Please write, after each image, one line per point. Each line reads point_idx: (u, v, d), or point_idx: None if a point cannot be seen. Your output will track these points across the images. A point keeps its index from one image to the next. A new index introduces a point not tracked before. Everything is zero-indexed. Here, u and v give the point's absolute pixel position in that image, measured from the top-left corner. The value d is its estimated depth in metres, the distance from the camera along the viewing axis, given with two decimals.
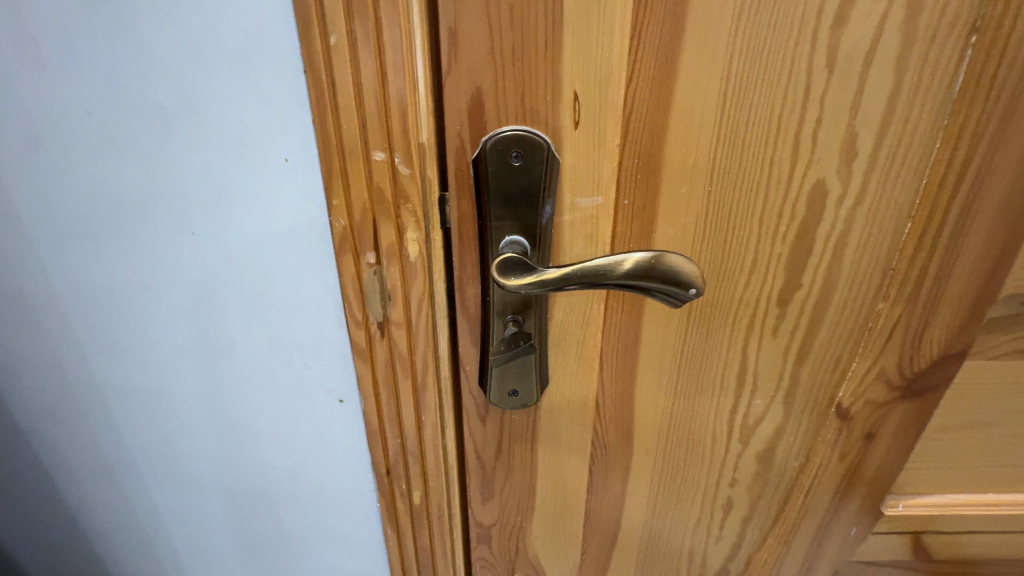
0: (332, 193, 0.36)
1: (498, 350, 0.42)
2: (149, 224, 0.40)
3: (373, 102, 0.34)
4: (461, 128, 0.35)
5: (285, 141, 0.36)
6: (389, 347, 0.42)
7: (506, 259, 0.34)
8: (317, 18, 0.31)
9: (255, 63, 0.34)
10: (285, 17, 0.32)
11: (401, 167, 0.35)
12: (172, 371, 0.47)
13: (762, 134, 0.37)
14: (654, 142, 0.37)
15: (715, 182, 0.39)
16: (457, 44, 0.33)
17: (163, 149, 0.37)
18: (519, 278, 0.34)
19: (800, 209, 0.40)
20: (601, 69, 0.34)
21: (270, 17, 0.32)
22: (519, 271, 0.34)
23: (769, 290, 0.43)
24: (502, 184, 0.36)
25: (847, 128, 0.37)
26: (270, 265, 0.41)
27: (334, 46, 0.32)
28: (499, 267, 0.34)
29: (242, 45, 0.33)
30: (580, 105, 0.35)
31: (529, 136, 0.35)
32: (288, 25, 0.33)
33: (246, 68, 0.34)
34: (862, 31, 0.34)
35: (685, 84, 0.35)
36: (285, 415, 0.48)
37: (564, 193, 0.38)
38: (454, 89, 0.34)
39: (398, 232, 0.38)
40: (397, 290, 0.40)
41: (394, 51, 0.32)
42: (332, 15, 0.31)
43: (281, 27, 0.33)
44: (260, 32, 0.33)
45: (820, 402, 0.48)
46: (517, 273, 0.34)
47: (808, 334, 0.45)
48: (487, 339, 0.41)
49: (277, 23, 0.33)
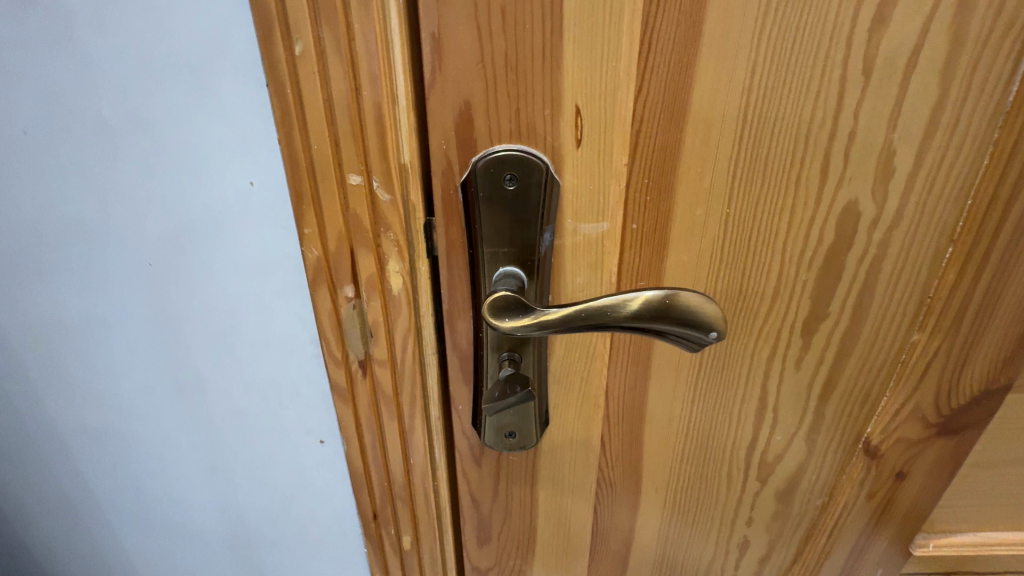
0: (303, 219, 0.32)
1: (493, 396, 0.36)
2: (102, 254, 0.36)
3: (347, 120, 0.30)
4: (448, 146, 0.31)
5: (248, 162, 0.32)
6: (372, 387, 0.38)
7: (501, 297, 0.30)
8: (277, 23, 0.27)
9: (211, 75, 0.30)
10: (241, 23, 0.28)
11: (380, 192, 0.31)
12: (137, 411, 0.43)
13: (788, 150, 0.33)
14: (667, 160, 0.33)
15: (734, 203, 0.35)
16: (441, 52, 0.29)
17: (112, 171, 0.33)
18: (514, 318, 0.29)
19: (829, 231, 0.36)
20: (609, 79, 0.30)
21: (226, 23, 0.28)
22: (515, 310, 0.30)
23: (792, 319, 0.39)
24: (494, 208, 0.32)
25: (884, 142, 0.33)
26: (240, 300, 0.37)
27: (300, 56, 0.28)
28: (491, 305, 0.30)
29: (195, 55, 0.29)
30: (582, 119, 0.30)
31: (525, 156, 0.31)
32: (244, 32, 0.29)
33: (202, 80, 0.30)
34: (902, 34, 0.30)
35: (702, 94, 0.31)
36: (262, 454, 0.44)
37: (566, 219, 0.33)
38: (439, 103, 0.30)
39: (379, 263, 0.33)
40: (380, 326, 0.36)
41: (368, 60, 0.28)
42: (296, 21, 0.27)
43: (239, 35, 0.29)
44: (214, 42, 0.29)
45: (847, 438, 0.44)
46: (513, 313, 0.30)
47: (834, 366, 0.41)
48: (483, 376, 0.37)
49: (232, 29, 0.28)
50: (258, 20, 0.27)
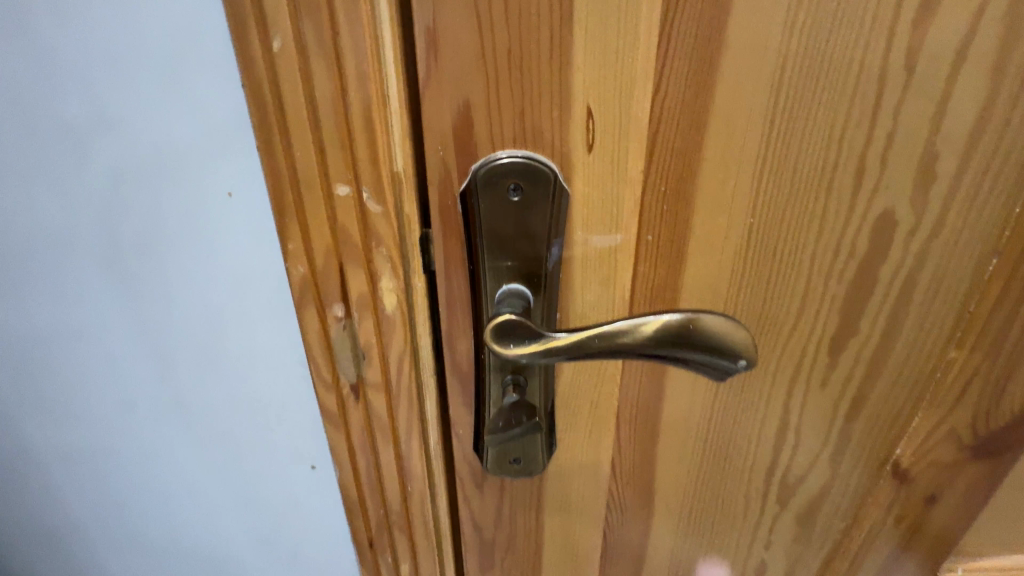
0: (286, 233, 0.29)
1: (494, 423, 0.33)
2: (74, 270, 0.34)
3: (332, 124, 0.27)
4: (445, 152, 0.28)
5: (225, 170, 0.29)
6: (366, 411, 0.35)
7: (504, 320, 0.27)
8: (251, 16, 0.24)
9: (181, 75, 0.27)
10: (212, 16, 0.25)
11: (371, 203, 0.28)
12: (117, 434, 0.41)
13: (820, 154, 0.30)
14: (686, 165, 0.30)
15: (759, 212, 0.32)
16: (437, 47, 0.25)
17: (78, 182, 0.30)
18: (519, 343, 0.26)
19: (862, 242, 0.33)
20: (625, 77, 0.27)
21: (194, 17, 0.25)
22: (521, 335, 0.27)
23: (819, 335, 0.36)
24: (496, 221, 0.29)
25: (926, 145, 0.30)
26: (222, 319, 0.34)
27: (278, 52, 0.25)
28: (494, 330, 0.27)
29: (162, 53, 0.26)
30: (594, 120, 0.27)
31: (530, 163, 0.28)
32: (217, 28, 0.26)
33: (170, 81, 0.27)
34: (951, 25, 0.27)
35: (727, 93, 0.28)
36: (250, 478, 0.41)
37: (576, 231, 0.30)
38: (435, 105, 0.27)
39: (371, 280, 0.31)
40: (373, 347, 0.33)
41: (355, 58, 0.25)
42: (273, 13, 0.24)
43: (210, 29, 0.26)
44: (182, 37, 0.26)
45: (874, 460, 0.41)
46: (518, 337, 0.27)
47: (863, 385, 0.38)
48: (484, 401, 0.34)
49: (203, 23, 0.26)
50: (231, 12, 0.24)
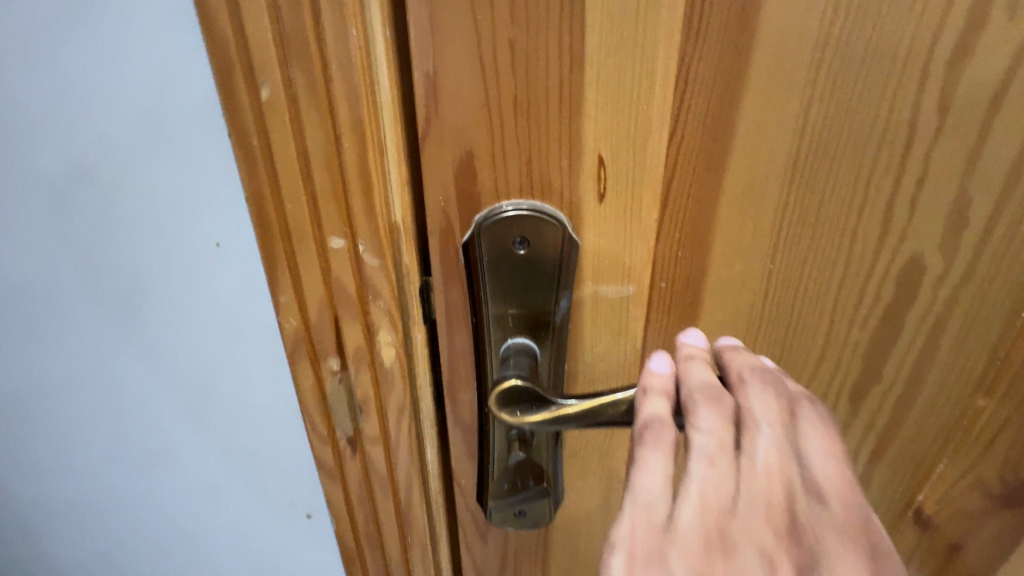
0: (278, 286, 0.28)
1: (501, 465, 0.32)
2: (54, 319, 0.32)
3: (326, 175, 0.25)
4: (446, 202, 0.26)
5: (213, 219, 0.28)
6: (364, 464, 0.33)
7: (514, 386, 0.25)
8: (239, 64, 0.23)
9: (167, 123, 0.25)
10: (199, 64, 0.24)
11: (367, 256, 0.27)
12: (102, 484, 0.39)
13: (845, 199, 0.28)
14: (703, 211, 0.28)
15: (779, 258, 0.30)
16: (437, 95, 0.24)
17: (60, 229, 0.29)
18: (527, 412, 0.26)
19: (888, 289, 0.31)
20: (639, 124, 0.25)
21: (181, 65, 0.24)
22: (528, 401, 0.26)
23: (840, 382, 0.34)
24: (501, 273, 0.27)
25: (958, 191, 0.28)
26: (210, 368, 0.33)
27: (268, 102, 0.23)
28: (500, 397, 0.26)
29: (147, 101, 0.25)
30: (606, 169, 0.26)
31: (538, 214, 0.26)
32: (202, 75, 0.24)
33: (156, 129, 0.26)
34: (987, 68, 0.25)
35: (746, 138, 0.27)
36: (243, 527, 0.40)
37: (585, 282, 0.28)
38: (435, 154, 0.25)
39: (368, 333, 0.29)
40: (370, 400, 0.31)
41: (350, 107, 0.23)
42: (262, 61, 0.23)
43: (198, 77, 0.24)
44: (167, 85, 0.25)
45: (895, 506, 0.39)
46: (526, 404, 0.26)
47: (885, 432, 0.36)
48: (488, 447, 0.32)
49: (185, 70, 0.24)
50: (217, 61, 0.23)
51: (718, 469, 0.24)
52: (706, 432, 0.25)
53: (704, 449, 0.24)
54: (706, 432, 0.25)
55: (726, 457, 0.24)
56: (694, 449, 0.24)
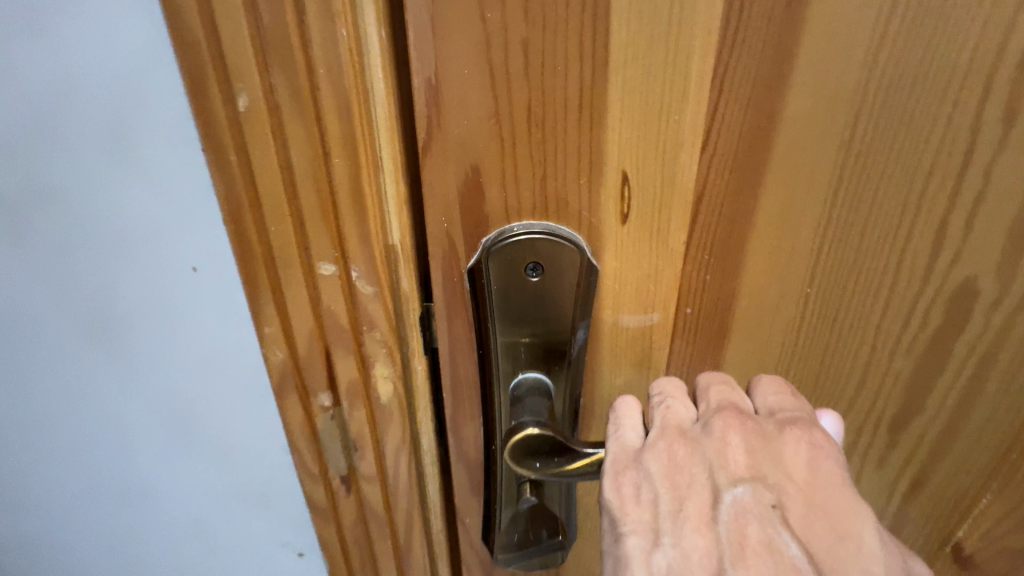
0: (262, 316, 0.25)
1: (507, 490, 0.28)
2: (16, 351, 0.29)
3: (313, 195, 0.22)
4: (450, 224, 0.23)
5: (187, 242, 0.25)
6: (359, 504, 0.31)
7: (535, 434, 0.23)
8: (214, 72, 0.20)
9: (135, 136, 0.23)
10: (170, 71, 0.21)
11: (361, 284, 0.24)
12: (77, 525, 0.36)
13: (894, 218, 0.25)
14: (735, 232, 0.25)
15: (816, 282, 0.27)
16: (440, 104, 0.21)
17: (19, 254, 0.26)
18: (548, 463, 0.23)
19: (936, 315, 0.28)
20: (668, 136, 0.22)
21: (149, 72, 0.21)
22: (548, 451, 0.23)
23: (879, 413, 0.31)
24: (511, 302, 0.24)
25: (1020, 209, 0.25)
26: (189, 403, 0.30)
27: (246, 113, 0.21)
28: (517, 448, 0.23)
29: (113, 112, 0.22)
30: (630, 186, 0.23)
31: (553, 237, 0.23)
32: (170, 84, 0.22)
33: (123, 143, 0.23)
34: None
35: (785, 151, 0.24)
36: (229, 566, 0.37)
37: (604, 310, 0.25)
38: (437, 170, 0.22)
39: (362, 367, 0.26)
40: (365, 437, 0.28)
41: (339, 118, 0.20)
42: (239, 67, 0.20)
43: (168, 86, 0.22)
44: (134, 95, 0.22)
45: (932, 541, 0.36)
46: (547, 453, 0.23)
47: (925, 465, 0.33)
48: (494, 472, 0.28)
49: (152, 79, 0.22)
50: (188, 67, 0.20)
51: (675, 418, 0.24)
52: (665, 391, 0.25)
53: (661, 403, 0.25)
54: (664, 391, 0.25)
55: (681, 404, 0.25)
56: (653, 406, 0.25)
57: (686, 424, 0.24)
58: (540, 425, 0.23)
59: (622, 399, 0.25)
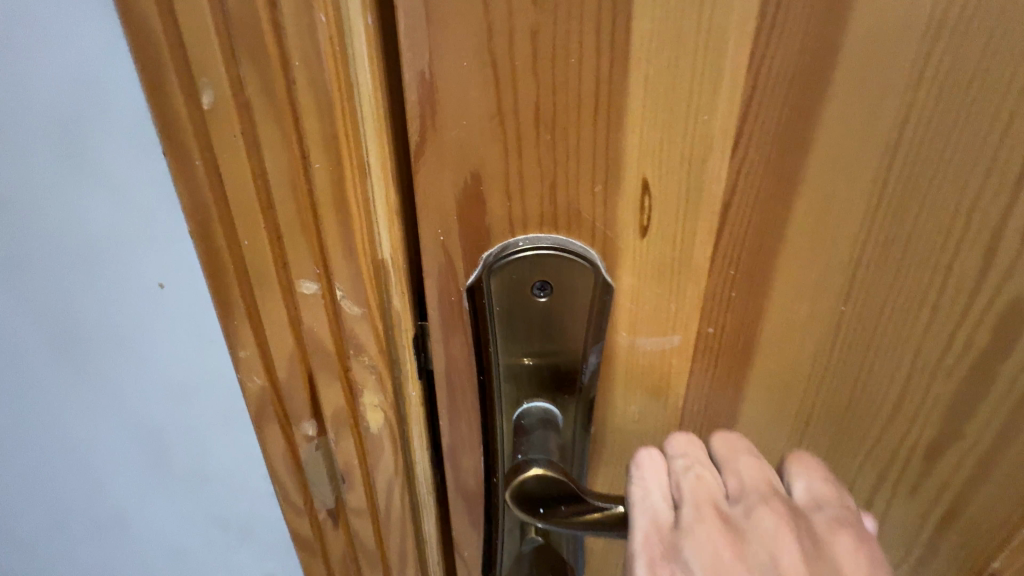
0: (237, 339, 0.22)
1: (510, 530, 0.26)
2: None
3: (290, 206, 0.19)
4: (446, 238, 0.21)
5: (152, 258, 0.22)
6: (349, 536, 0.28)
7: (541, 476, 0.21)
8: (176, 66, 0.18)
9: (88, 141, 0.20)
10: (123, 67, 0.19)
11: (347, 305, 0.21)
12: (43, 558, 0.33)
13: (942, 230, 0.23)
14: (765, 244, 0.23)
15: (853, 299, 0.24)
16: (435, 101, 0.18)
17: None
18: (553, 512, 0.20)
19: (983, 336, 0.25)
20: (695, 139, 0.19)
21: (101, 69, 0.19)
22: (554, 495, 0.21)
23: (914, 440, 0.29)
24: (515, 326, 0.22)
25: None
26: (161, 429, 0.27)
27: (213, 113, 0.18)
28: (519, 493, 0.21)
29: (61, 114, 0.20)
30: (651, 195, 0.20)
31: (563, 254, 0.21)
32: (126, 81, 0.19)
33: (75, 148, 0.20)
34: None
35: (823, 155, 0.21)
36: None
37: (619, 332, 0.23)
38: (431, 177, 0.19)
39: (350, 395, 0.24)
40: (354, 468, 0.26)
41: (319, 118, 0.18)
42: (203, 60, 0.17)
43: (121, 84, 0.19)
44: (85, 94, 0.19)
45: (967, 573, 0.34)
46: (552, 500, 0.21)
47: (964, 496, 0.30)
48: (495, 510, 0.26)
49: (105, 74, 0.19)
50: (145, 58, 0.18)
51: (705, 489, 0.22)
52: (687, 451, 0.23)
53: (689, 470, 0.23)
54: (687, 452, 0.23)
55: (711, 477, 0.23)
56: (678, 471, 0.23)
57: (716, 496, 0.22)
58: (542, 464, 0.21)
59: (646, 457, 0.23)
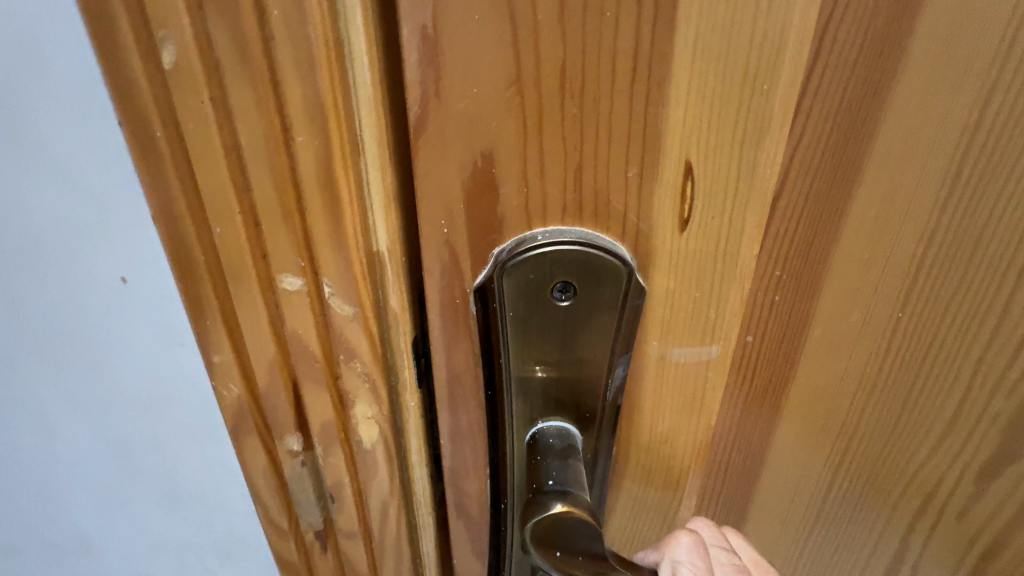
0: (212, 342, 0.20)
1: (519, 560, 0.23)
2: None
3: (268, 190, 0.17)
4: (451, 230, 0.18)
5: (114, 250, 0.20)
6: (338, 559, 0.26)
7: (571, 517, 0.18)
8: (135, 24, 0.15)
9: (43, 120, 0.18)
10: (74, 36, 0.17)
11: (337, 304, 0.18)
12: (16, 571, 0.32)
13: None
14: (817, 242, 0.20)
15: (920, 309, 0.21)
16: (440, 64, 0.15)
17: None
18: (570, 560, 0.18)
19: None
20: (748, 115, 0.16)
21: (52, 39, 0.17)
22: (574, 540, 0.18)
23: (992, 479, 0.24)
24: (531, 332, 0.19)
25: None
26: (135, 433, 0.25)
27: (178, 79, 0.15)
28: (537, 529, 0.18)
29: (12, 89, 0.18)
30: (694, 183, 0.17)
31: (589, 251, 0.18)
32: (78, 51, 0.17)
33: (29, 128, 0.19)
34: None
35: (891, 139, 0.18)
36: None
37: (649, 340, 0.20)
38: (434, 157, 0.16)
39: (340, 407, 0.21)
40: (343, 488, 0.23)
41: (299, 84, 0.15)
42: (164, 14, 0.15)
43: (73, 57, 0.17)
44: (37, 68, 0.18)
45: None
46: (573, 546, 0.18)
47: None
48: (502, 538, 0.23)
49: (56, 43, 0.17)
50: (102, 12, 0.15)
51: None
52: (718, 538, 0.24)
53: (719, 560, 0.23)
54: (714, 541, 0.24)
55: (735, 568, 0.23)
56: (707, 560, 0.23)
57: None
58: (567, 501, 0.18)
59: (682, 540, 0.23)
